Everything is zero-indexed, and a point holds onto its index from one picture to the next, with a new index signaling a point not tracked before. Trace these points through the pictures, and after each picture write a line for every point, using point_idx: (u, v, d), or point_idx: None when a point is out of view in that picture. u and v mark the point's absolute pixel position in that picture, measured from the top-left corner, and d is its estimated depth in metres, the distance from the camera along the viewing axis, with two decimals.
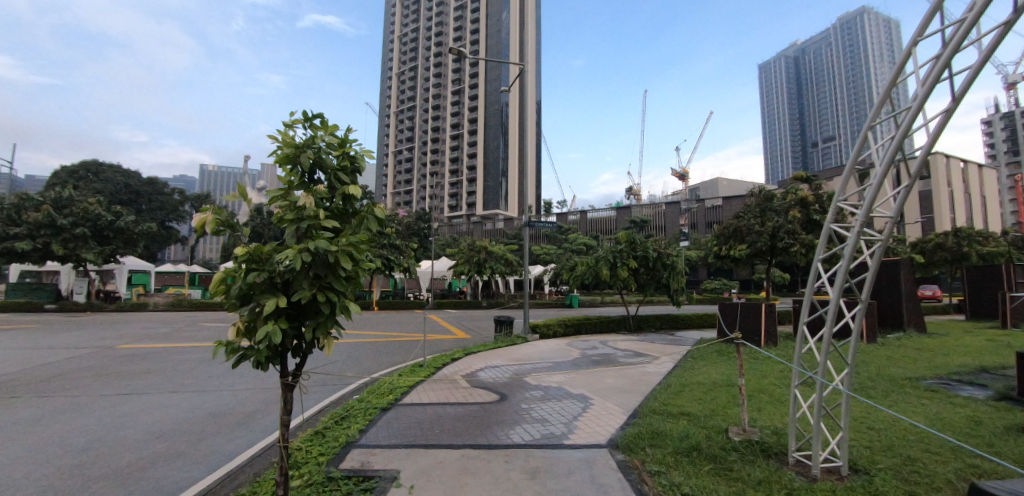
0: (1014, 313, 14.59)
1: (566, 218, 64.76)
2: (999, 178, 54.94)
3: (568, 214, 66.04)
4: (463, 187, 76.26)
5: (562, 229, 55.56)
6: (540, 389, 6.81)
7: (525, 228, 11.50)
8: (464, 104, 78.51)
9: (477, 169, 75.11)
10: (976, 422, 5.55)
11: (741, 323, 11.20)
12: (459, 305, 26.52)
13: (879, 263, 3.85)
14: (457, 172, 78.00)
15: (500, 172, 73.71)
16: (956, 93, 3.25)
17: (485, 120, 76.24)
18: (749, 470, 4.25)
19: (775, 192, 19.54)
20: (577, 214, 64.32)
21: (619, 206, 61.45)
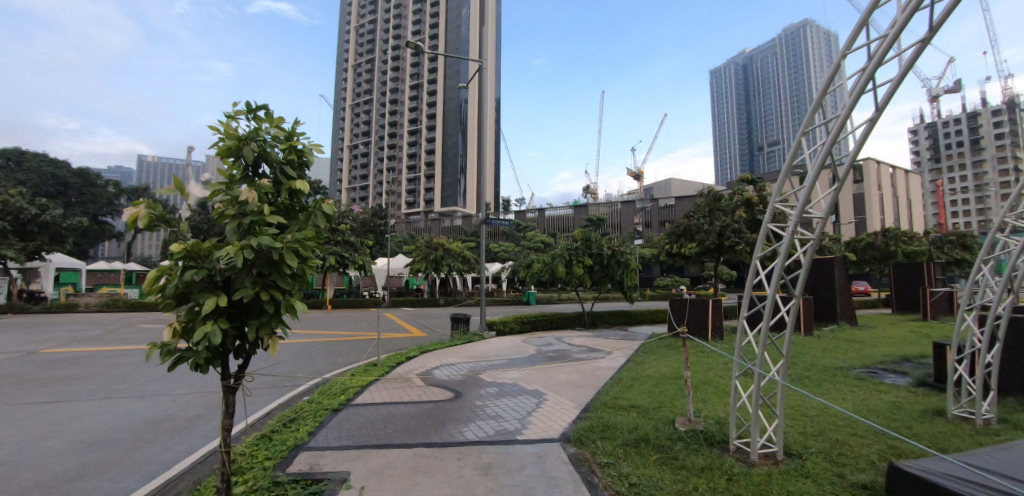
0: (933, 307, 15.88)
1: (525, 215, 65.06)
2: (923, 183, 59.55)
3: (528, 211, 66.38)
4: (421, 184, 75.27)
5: (520, 227, 55.96)
6: (495, 386, 6.82)
7: (483, 225, 11.44)
8: (423, 99, 77.27)
9: (437, 165, 74.26)
10: (897, 406, 6.02)
11: (689, 318, 11.64)
12: (415, 302, 26.11)
13: (812, 261, 4.08)
14: (415, 168, 76.79)
15: (458, 168, 73.27)
16: (879, 104, 3.52)
17: (444, 116, 75.42)
18: (693, 458, 4.44)
19: (723, 192, 20.38)
20: (536, 213, 64.73)
21: (576, 205, 62.39)
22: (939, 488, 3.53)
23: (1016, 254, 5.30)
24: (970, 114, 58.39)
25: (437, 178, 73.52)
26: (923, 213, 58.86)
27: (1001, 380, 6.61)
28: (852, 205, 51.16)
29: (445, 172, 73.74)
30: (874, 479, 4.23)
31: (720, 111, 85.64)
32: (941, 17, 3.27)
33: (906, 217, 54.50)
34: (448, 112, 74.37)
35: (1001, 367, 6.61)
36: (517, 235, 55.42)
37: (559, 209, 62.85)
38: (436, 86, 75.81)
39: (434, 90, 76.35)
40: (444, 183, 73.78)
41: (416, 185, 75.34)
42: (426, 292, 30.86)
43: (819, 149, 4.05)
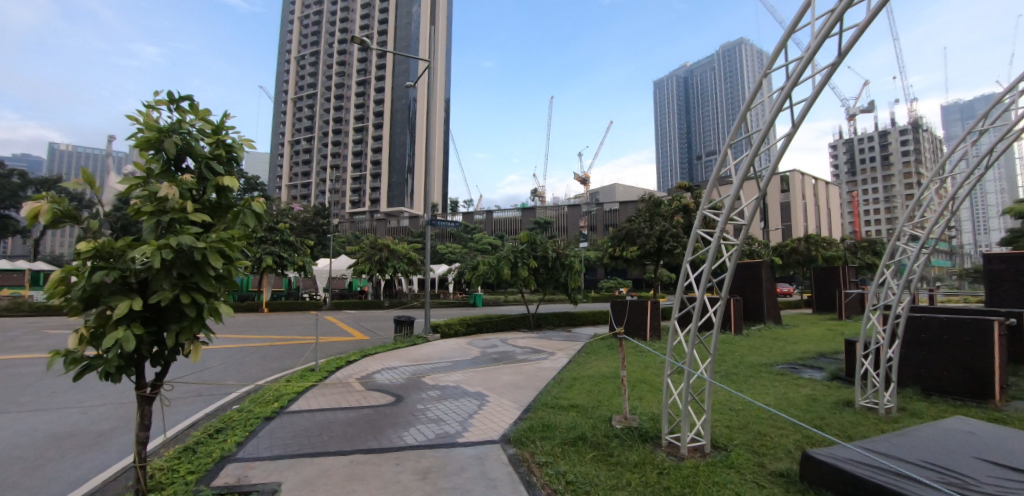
0: (847, 307, 17.36)
1: (472, 216, 64.79)
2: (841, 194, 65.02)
3: (477, 213, 66.27)
4: (367, 183, 73.24)
5: (468, 228, 55.80)
6: (436, 389, 6.76)
7: (428, 225, 11.35)
8: (370, 95, 75.25)
9: (383, 164, 72.66)
10: (813, 399, 6.52)
11: (629, 319, 12.07)
12: (358, 305, 25.36)
13: (735, 265, 4.36)
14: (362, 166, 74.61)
15: (406, 168, 71.99)
16: (795, 121, 3.84)
17: (393, 114, 73.89)
18: (627, 454, 4.61)
19: (662, 198, 21.33)
20: (484, 214, 64.77)
21: (524, 208, 63.03)
22: (849, 477, 3.94)
23: (912, 258, 5.88)
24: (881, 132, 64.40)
25: (383, 177, 71.77)
26: (840, 220, 64.26)
27: (901, 371, 7.34)
28: (779, 213, 54.95)
29: (392, 172, 72.16)
30: (791, 466, 4.61)
31: (662, 121, 89.56)
32: (848, 44, 3.62)
33: (826, 225, 59.28)
34: (397, 110, 72.89)
35: (903, 360, 7.33)
36: (464, 237, 55.18)
37: (507, 211, 63.13)
38: (384, 83, 74.11)
39: (382, 87, 74.59)
40: (391, 183, 72.21)
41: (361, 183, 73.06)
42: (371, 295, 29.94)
43: (743, 161, 4.36)
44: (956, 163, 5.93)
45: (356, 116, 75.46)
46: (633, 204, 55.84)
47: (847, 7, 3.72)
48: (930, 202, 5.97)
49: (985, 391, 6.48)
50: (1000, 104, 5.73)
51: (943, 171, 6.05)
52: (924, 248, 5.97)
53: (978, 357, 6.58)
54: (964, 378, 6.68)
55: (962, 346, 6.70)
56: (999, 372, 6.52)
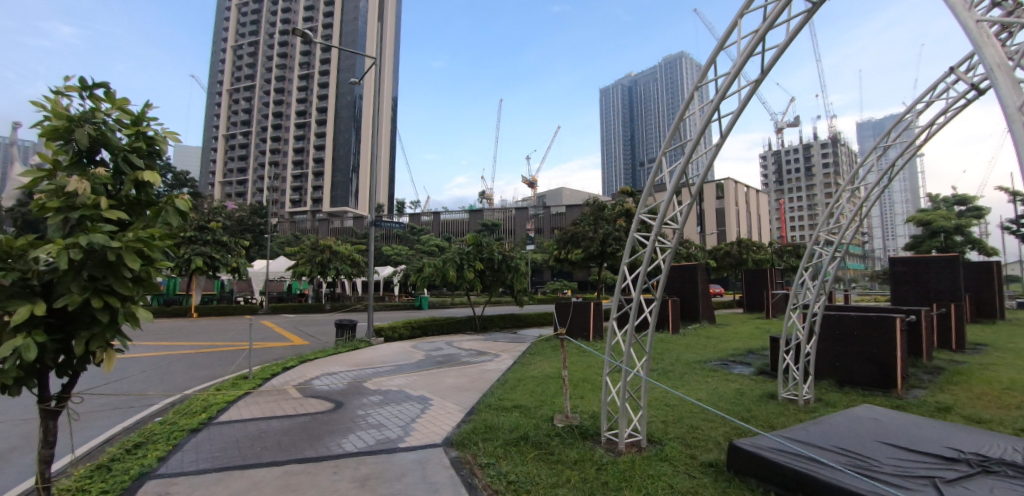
0: (774, 305, 19.03)
1: (420, 218, 63.80)
2: (770, 201, 69.80)
3: (424, 214, 65.32)
4: (309, 181, 70.30)
5: (415, 230, 54.94)
6: (379, 394, 6.62)
7: (372, 226, 11.06)
8: (314, 91, 72.28)
9: (327, 162, 70.03)
10: (741, 393, 6.97)
11: (572, 320, 12.37)
12: (297, 309, 24.23)
13: (669, 267, 4.60)
14: (305, 164, 71.58)
15: (351, 167, 69.87)
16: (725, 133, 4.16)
17: (338, 111, 71.43)
18: (567, 451, 4.74)
19: (606, 202, 22.00)
20: (431, 216, 63.96)
21: (472, 210, 62.86)
22: (770, 464, 4.30)
23: (827, 260, 6.36)
24: (804, 146, 69.81)
25: (326, 175, 69.09)
26: (769, 226, 68.95)
27: (817, 365, 7.99)
28: (714, 218, 58.16)
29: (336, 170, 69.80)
30: (719, 456, 4.93)
31: (608, 128, 92.47)
32: (769, 62, 3.95)
33: (756, 230, 63.41)
34: (342, 107, 70.47)
35: (820, 355, 7.98)
36: (410, 239, 54.25)
37: (455, 212, 62.68)
38: (328, 79, 71.38)
39: (326, 83, 71.80)
40: (334, 182, 69.76)
41: (303, 181, 69.95)
42: (311, 298, 28.67)
43: (676, 167, 4.61)
44: (863, 175, 6.53)
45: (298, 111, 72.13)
46: (579, 207, 57.07)
47: (769, 27, 4.05)
48: (843, 210, 6.51)
49: (889, 381, 7.17)
50: (901, 123, 6.38)
51: (855, 180, 6.59)
52: (837, 251, 6.48)
53: (882, 352, 7.28)
54: (872, 370, 7.36)
55: (870, 341, 7.39)
56: (900, 363, 7.24)
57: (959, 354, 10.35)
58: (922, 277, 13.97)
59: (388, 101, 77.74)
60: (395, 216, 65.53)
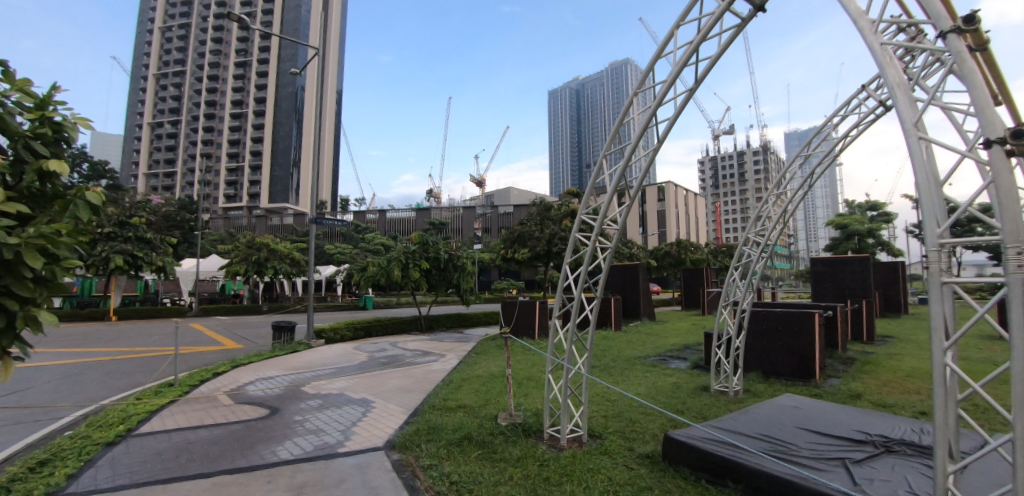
0: (710, 303, 20.18)
1: (365, 215, 61.92)
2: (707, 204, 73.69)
3: (369, 212, 63.47)
4: (246, 175, 66.42)
5: (359, 228, 53.33)
6: (318, 398, 6.39)
7: (312, 224, 10.65)
8: (251, 80, 68.25)
9: (266, 155, 66.41)
10: (677, 386, 7.34)
11: (517, 318, 12.51)
12: (231, 310, 22.86)
13: (609, 266, 4.76)
14: (241, 156, 67.51)
15: (292, 161, 66.83)
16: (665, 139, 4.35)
17: (278, 102, 67.95)
18: (510, 449, 4.80)
19: (552, 203, 22.38)
20: (377, 214, 62.24)
21: (420, 208, 61.83)
22: (701, 452, 4.58)
23: (756, 260, 6.73)
24: (738, 152, 74.24)
25: (264, 168, 65.57)
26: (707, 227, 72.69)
27: (745, 358, 8.54)
28: (656, 219, 60.54)
29: (276, 164, 66.47)
30: (655, 447, 5.16)
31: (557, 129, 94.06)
32: (703, 72, 4.19)
33: (694, 231, 66.66)
34: (282, 99, 67.08)
35: (748, 348, 8.53)
36: (355, 237, 52.64)
37: (401, 211, 61.36)
38: (267, 68, 67.67)
39: (264, 72, 68.01)
40: (274, 176, 66.35)
41: (238, 175, 65.94)
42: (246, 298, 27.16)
43: (616, 169, 4.78)
44: (788, 180, 6.97)
45: (234, 100, 67.90)
46: (526, 207, 57.63)
47: (702, 39, 4.28)
48: (769, 213, 6.93)
49: (808, 372, 7.75)
50: (819, 134, 6.89)
51: (782, 186, 6.97)
52: (764, 251, 6.87)
53: (803, 345, 7.88)
54: (794, 362, 7.93)
55: (792, 335, 7.99)
56: (819, 355, 7.85)
57: (869, 345, 11.38)
58: (838, 275, 15.29)
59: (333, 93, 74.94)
60: (340, 213, 63.31)
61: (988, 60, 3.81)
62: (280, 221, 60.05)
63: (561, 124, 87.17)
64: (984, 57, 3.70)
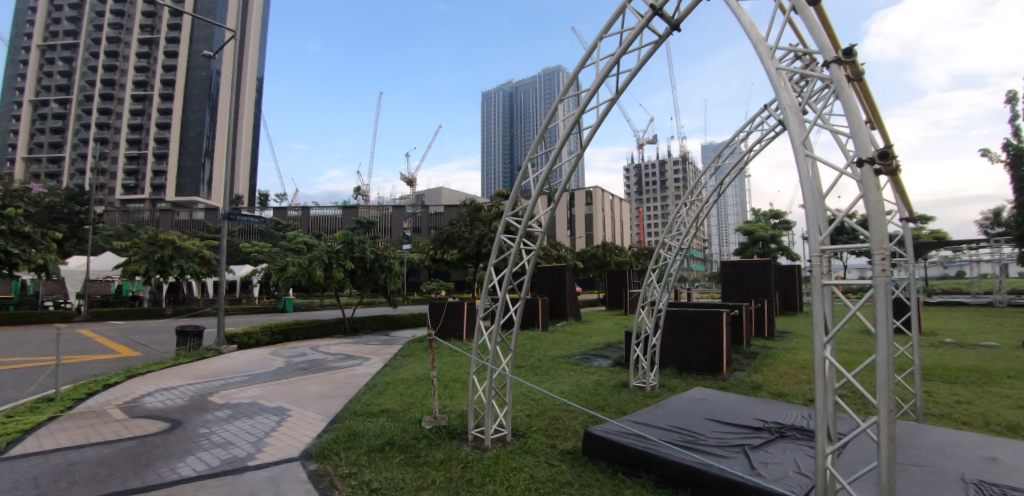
0: (632, 303, 21.31)
1: (286, 212, 58.37)
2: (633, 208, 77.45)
3: (290, 208, 59.78)
4: (149, 163, 59.97)
5: (280, 225, 50.29)
6: (227, 408, 5.99)
7: (224, 221, 9.92)
8: (159, 58, 61.86)
9: (176, 141, 60.56)
10: (599, 384, 7.66)
11: (445, 319, 12.50)
12: (127, 314, 20.73)
13: (533, 268, 4.86)
14: (143, 142, 60.89)
15: (203, 152, 60.80)
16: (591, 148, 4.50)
17: (190, 84, 62.16)
18: (434, 453, 4.79)
19: (482, 204, 22.47)
20: (299, 210, 58.83)
21: (346, 206, 59.28)
22: (615, 446, 4.84)
23: (673, 262, 7.13)
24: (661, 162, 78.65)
25: (171, 157, 59.14)
26: (633, 230, 76.33)
27: (662, 355, 9.06)
28: (583, 223, 62.45)
29: (184, 154, 60.39)
30: (576, 444, 5.38)
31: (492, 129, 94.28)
32: (623, 84, 4.40)
33: (621, 234, 69.77)
34: (193, 83, 61.37)
35: (664, 345, 9.06)
36: (275, 235, 49.58)
37: (326, 208, 58.59)
38: (177, 48, 61.57)
39: (173, 52, 61.86)
40: (183, 166, 60.56)
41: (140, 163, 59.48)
42: (147, 300, 24.70)
43: (541, 173, 4.91)
44: (702, 188, 7.45)
45: (136, 81, 61.14)
46: (456, 208, 57.35)
47: (623, 53, 4.49)
48: (684, 217, 7.37)
49: (717, 366, 8.39)
50: (729, 147, 7.43)
51: (697, 193, 7.41)
52: (679, 254, 7.30)
53: (713, 342, 8.51)
54: (705, 358, 8.54)
55: (702, 332, 8.61)
56: (725, 351, 8.52)
57: (769, 340, 12.53)
58: (743, 276, 16.73)
59: (254, 78, 69.74)
60: (259, 208, 59.35)
61: (862, 88, 4.35)
62: (189, 216, 54.89)
63: (494, 125, 87.17)
64: (858, 85, 4.22)
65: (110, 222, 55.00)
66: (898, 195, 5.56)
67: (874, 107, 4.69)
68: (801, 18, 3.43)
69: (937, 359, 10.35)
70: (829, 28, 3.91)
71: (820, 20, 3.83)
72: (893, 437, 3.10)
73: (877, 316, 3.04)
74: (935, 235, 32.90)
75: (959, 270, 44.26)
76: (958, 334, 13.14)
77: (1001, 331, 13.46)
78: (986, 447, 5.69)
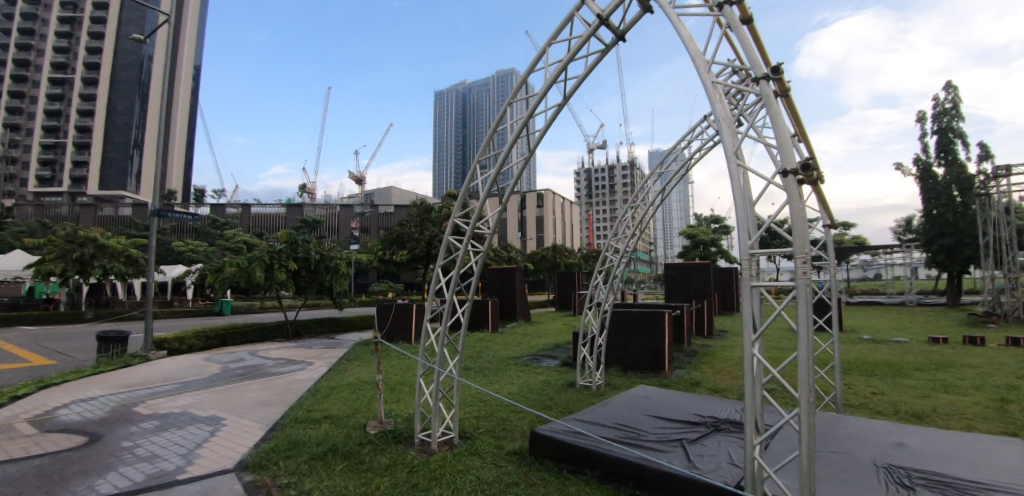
0: (580, 303, 21.87)
1: (224, 209, 55.19)
2: (585, 210, 79.27)
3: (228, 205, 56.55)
4: (68, 152, 54.76)
5: (218, 223, 47.48)
6: (155, 419, 5.63)
7: (154, 218, 9.29)
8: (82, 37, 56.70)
9: (101, 128, 55.73)
10: (547, 383, 7.82)
11: (393, 321, 12.35)
12: (39, 319, 18.92)
13: (480, 269, 4.87)
14: (61, 130, 55.50)
15: (131, 142, 56.21)
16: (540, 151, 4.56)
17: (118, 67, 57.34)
18: (378, 458, 4.72)
19: (433, 205, 22.30)
20: (239, 208, 55.71)
21: (291, 204, 56.78)
22: (560, 445, 4.96)
23: (619, 264, 7.33)
24: (611, 166, 80.81)
25: (93, 147, 54.18)
26: (584, 232, 78.09)
27: (608, 354, 9.35)
28: (534, 225, 63.09)
29: (109, 144, 55.53)
30: (523, 444, 5.47)
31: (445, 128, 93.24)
32: (570, 90, 4.51)
33: (572, 236, 71.15)
34: (121, 68, 56.61)
35: (609, 345, 9.36)
36: (212, 232, 46.81)
37: (269, 206, 55.81)
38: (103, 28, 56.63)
39: (99, 32, 56.87)
40: (108, 156, 55.77)
41: (57, 151, 54.34)
42: (64, 303, 22.61)
43: (489, 175, 4.93)
44: (648, 193, 7.72)
45: (55, 62, 55.74)
46: (407, 207, 56.34)
47: (571, 59, 4.58)
48: (629, 221, 7.61)
49: (659, 365, 8.76)
50: (672, 155, 7.74)
51: (643, 197, 7.67)
52: (623, 256, 7.53)
53: (655, 341, 8.87)
54: (649, 357, 8.89)
55: (646, 331, 8.95)
56: (668, 350, 8.90)
57: (709, 338, 13.22)
58: (685, 278, 17.55)
59: (191, 64, 65.27)
60: (195, 204, 55.71)
61: (789, 104, 4.66)
62: (115, 211, 50.71)
63: (447, 125, 86.33)
64: (786, 101, 4.53)
65: (21, 216, 49.80)
66: (821, 204, 6.03)
67: (800, 122, 5.03)
68: (735, 35, 3.59)
69: (855, 354, 11.29)
70: (760, 46, 4.16)
71: (752, 39, 4.07)
72: (813, 428, 3.31)
73: (801, 315, 3.25)
74: (855, 240, 35.87)
75: (877, 272, 48.35)
76: (874, 332, 14.39)
77: (909, 329, 14.86)
78: (896, 433, 6.27)
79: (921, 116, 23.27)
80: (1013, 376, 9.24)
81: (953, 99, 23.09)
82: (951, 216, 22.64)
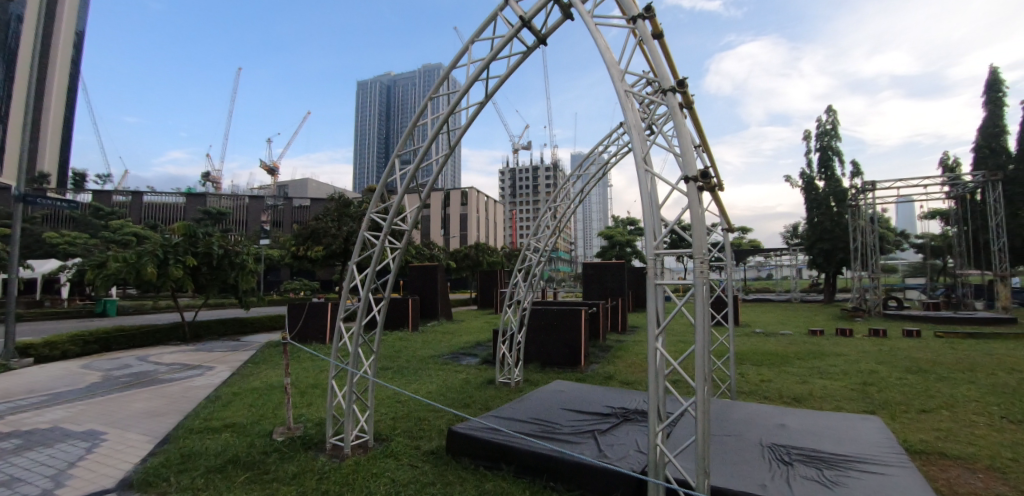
0: (501, 302, 22.20)
1: (110, 196, 48.95)
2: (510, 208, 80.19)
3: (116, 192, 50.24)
4: None
5: (100, 212, 40.42)
6: (15, 438, 4.96)
7: (17, 204, 8.09)
8: None
9: None
10: (467, 382, 7.91)
11: (306, 320, 11.82)
12: None
13: (398, 266, 4.75)
14: None
15: None
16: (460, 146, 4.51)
17: None
18: (284, 467, 4.53)
19: (352, 199, 21.53)
20: (128, 195, 49.45)
21: (192, 192, 51.79)
22: (475, 441, 5.08)
23: (539, 261, 7.52)
24: (535, 168, 82.38)
25: None
26: (509, 230, 78.99)
27: (527, 351, 9.60)
28: (458, 223, 62.63)
29: None
30: (439, 443, 5.50)
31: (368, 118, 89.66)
32: (492, 89, 4.53)
33: (496, 234, 71.69)
34: None
35: (529, 342, 9.62)
36: (92, 222, 39.61)
37: (164, 194, 50.53)
38: None
39: None
40: None
41: None
42: None
43: (408, 171, 4.83)
44: (568, 193, 7.97)
45: None
46: (325, 201, 53.63)
47: (493, 58, 4.60)
48: (548, 222, 7.83)
49: (574, 360, 9.15)
50: (590, 158, 8.03)
51: (562, 198, 7.90)
52: (543, 255, 7.72)
53: (571, 338, 9.27)
54: (565, 352, 9.26)
55: (563, 329, 9.33)
56: (583, 346, 9.33)
57: (623, 334, 14.03)
58: (602, 277, 18.44)
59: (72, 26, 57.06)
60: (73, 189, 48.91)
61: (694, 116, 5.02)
62: None
63: (370, 116, 83.18)
64: (691, 112, 4.88)
65: None
66: (721, 211, 6.62)
67: (703, 134, 5.46)
68: (648, 48, 3.79)
69: (749, 346, 12.54)
70: (670, 61, 4.43)
71: (663, 54, 4.33)
72: (707, 414, 3.64)
73: (699, 312, 3.55)
74: (752, 243, 39.58)
75: (769, 273, 53.80)
76: (765, 326, 16.04)
77: (793, 323, 16.75)
78: (778, 415, 7.10)
79: (808, 134, 26.11)
80: (874, 362, 10.76)
81: (832, 121, 26.10)
82: (828, 224, 25.72)
